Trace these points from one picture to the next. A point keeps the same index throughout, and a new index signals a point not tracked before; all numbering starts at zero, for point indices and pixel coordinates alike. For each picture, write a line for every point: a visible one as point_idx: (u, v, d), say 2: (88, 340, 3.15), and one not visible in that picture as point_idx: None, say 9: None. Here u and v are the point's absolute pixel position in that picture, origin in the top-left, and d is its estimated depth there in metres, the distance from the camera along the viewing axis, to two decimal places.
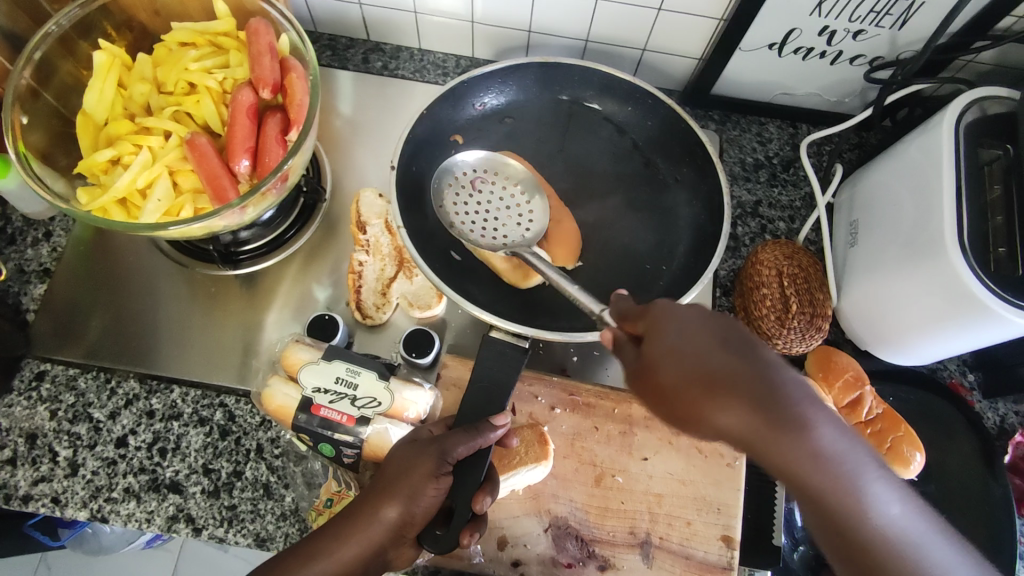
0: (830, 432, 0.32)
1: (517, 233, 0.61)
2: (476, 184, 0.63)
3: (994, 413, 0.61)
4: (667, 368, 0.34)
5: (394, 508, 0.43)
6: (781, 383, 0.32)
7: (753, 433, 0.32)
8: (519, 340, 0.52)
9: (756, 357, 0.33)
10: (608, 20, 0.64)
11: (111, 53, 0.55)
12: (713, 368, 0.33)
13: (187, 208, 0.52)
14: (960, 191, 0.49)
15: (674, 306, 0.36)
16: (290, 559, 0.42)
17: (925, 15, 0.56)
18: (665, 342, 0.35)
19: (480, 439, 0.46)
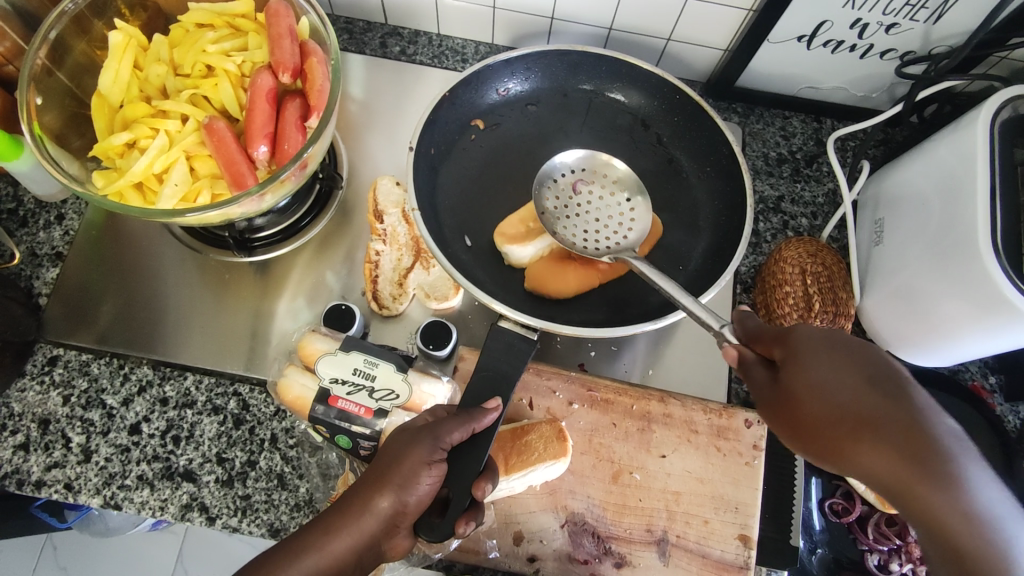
0: (978, 475, 0.31)
1: (616, 237, 0.58)
2: (577, 185, 0.60)
3: (1016, 417, 0.60)
4: (811, 401, 0.35)
5: (386, 497, 0.42)
6: (926, 427, 0.31)
7: (896, 477, 0.31)
8: (527, 332, 0.51)
9: (905, 396, 0.33)
10: (635, 9, 0.62)
11: (127, 34, 0.54)
12: (873, 410, 0.33)
13: (204, 193, 0.51)
14: (994, 191, 0.48)
15: (819, 339, 0.36)
16: (279, 555, 0.40)
17: (961, 9, 0.54)
18: (808, 375, 0.35)
19: (472, 424, 0.45)
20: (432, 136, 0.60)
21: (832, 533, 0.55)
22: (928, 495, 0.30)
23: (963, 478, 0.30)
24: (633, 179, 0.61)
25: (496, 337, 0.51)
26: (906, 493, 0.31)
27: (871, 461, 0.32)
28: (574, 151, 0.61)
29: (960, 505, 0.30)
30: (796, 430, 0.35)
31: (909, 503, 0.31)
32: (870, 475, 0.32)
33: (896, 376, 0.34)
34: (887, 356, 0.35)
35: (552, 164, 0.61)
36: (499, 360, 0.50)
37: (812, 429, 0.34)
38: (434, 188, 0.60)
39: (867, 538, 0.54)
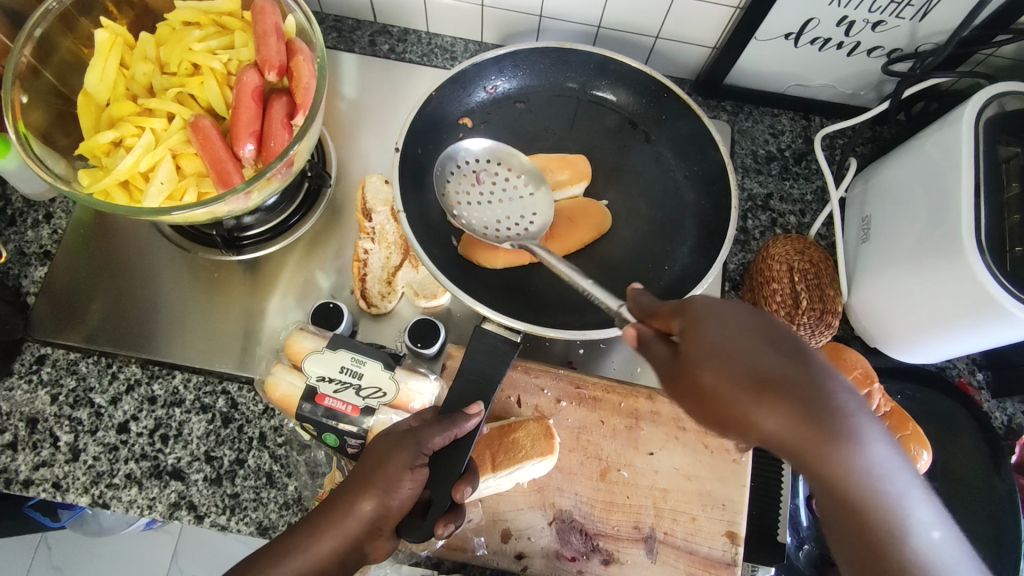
0: (874, 436, 0.30)
1: (523, 225, 0.59)
2: (479, 177, 0.60)
3: (1002, 413, 0.60)
4: (728, 368, 0.31)
5: (372, 500, 0.42)
6: (828, 394, 0.30)
7: (806, 442, 0.30)
8: (511, 334, 0.51)
9: (801, 363, 0.31)
10: (622, 7, 0.62)
11: (113, 32, 0.54)
12: (773, 373, 0.31)
13: (190, 192, 0.51)
14: (978, 188, 0.49)
15: (716, 306, 0.34)
16: (264, 557, 0.40)
17: (947, 7, 0.54)
18: (714, 341, 0.32)
19: (455, 429, 0.45)
20: (420, 134, 0.60)
21: (819, 529, 0.56)
22: (826, 458, 0.30)
23: (863, 441, 0.30)
24: (534, 168, 0.60)
25: (481, 335, 0.51)
26: (804, 452, 0.30)
27: (774, 422, 0.30)
28: (477, 140, 0.59)
29: (858, 464, 0.30)
30: (702, 397, 0.32)
31: (819, 468, 0.30)
32: (773, 438, 0.31)
33: (805, 344, 0.32)
34: (794, 325, 0.33)
35: (451, 154, 0.59)
36: (483, 358, 0.50)
37: (734, 392, 0.31)
38: (422, 186, 0.60)
39: None
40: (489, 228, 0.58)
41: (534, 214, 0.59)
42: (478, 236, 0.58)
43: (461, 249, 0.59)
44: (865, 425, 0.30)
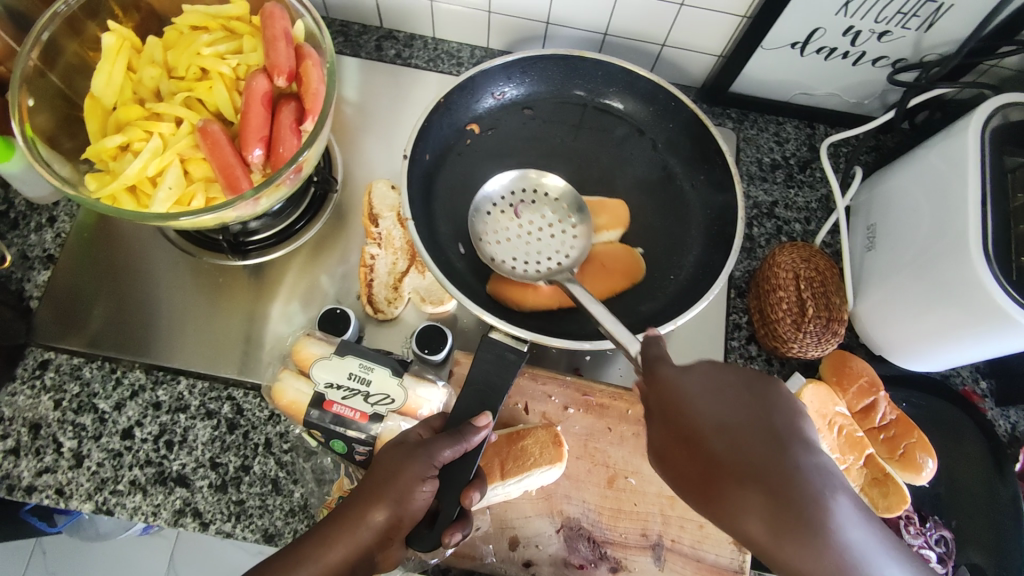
0: (843, 522, 0.31)
1: (558, 257, 0.60)
2: (517, 210, 0.62)
3: (1006, 421, 0.61)
4: (685, 443, 0.35)
5: (383, 511, 0.42)
6: (785, 482, 0.32)
7: (762, 535, 0.31)
8: (518, 344, 0.51)
9: (759, 445, 0.33)
10: (630, 14, 0.63)
11: (121, 36, 0.54)
12: (722, 457, 0.33)
13: (198, 197, 0.51)
14: (985, 198, 0.49)
15: (680, 378, 0.38)
16: (276, 564, 0.41)
17: (952, 18, 0.55)
18: (685, 411, 0.36)
19: (464, 442, 0.45)
20: (427, 140, 0.60)
21: None
22: (792, 552, 0.30)
23: (833, 526, 0.30)
24: (572, 197, 0.62)
25: (488, 342, 0.51)
26: (767, 549, 0.32)
27: (747, 521, 0.32)
28: (505, 174, 0.62)
29: (827, 563, 0.30)
30: (676, 479, 0.36)
31: (780, 557, 0.31)
32: (743, 531, 0.32)
33: (773, 418, 0.34)
34: (760, 382, 0.37)
35: (484, 192, 0.62)
36: (490, 368, 0.50)
37: (693, 469, 0.35)
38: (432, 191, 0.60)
39: None
40: (518, 262, 0.59)
41: (574, 241, 0.61)
42: (510, 273, 0.59)
43: (489, 286, 0.59)
44: (836, 507, 0.31)
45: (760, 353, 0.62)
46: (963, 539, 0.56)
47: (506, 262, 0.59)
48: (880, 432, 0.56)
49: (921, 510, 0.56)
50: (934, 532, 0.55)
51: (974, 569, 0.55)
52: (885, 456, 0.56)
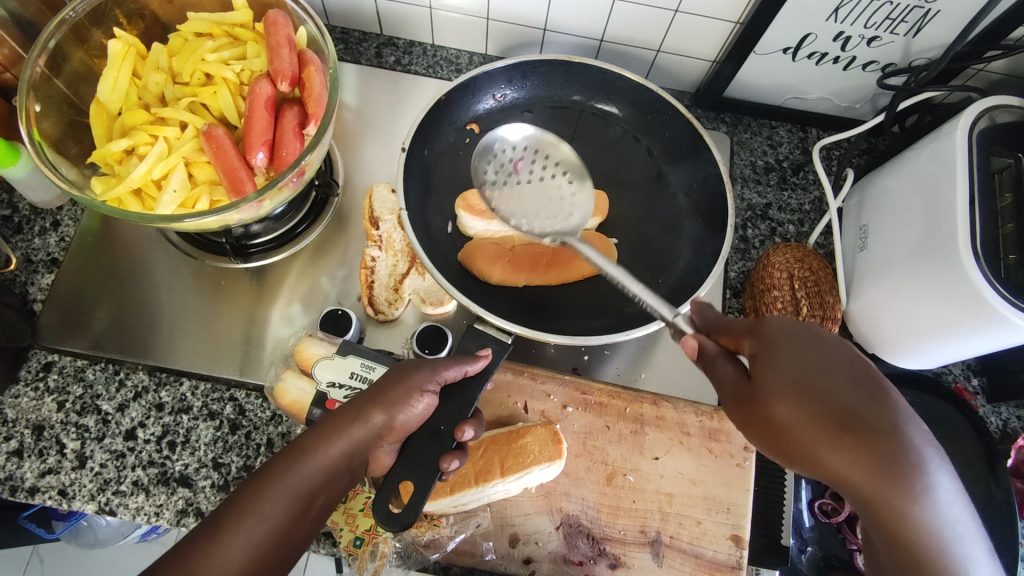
0: (943, 488, 0.32)
1: (559, 219, 0.60)
2: (520, 165, 0.62)
3: (998, 417, 0.62)
4: (798, 399, 0.34)
5: (380, 413, 0.43)
6: (905, 441, 0.32)
7: (874, 488, 0.32)
8: (501, 335, 0.52)
9: (881, 401, 0.33)
10: (626, 21, 0.64)
11: (126, 42, 0.55)
12: (849, 408, 0.33)
13: (202, 200, 0.51)
14: (973, 198, 0.50)
15: (791, 330, 0.37)
16: (278, 458, 0.40)
17: (940, 23, 0.56)
18: (792, 362, 0.36)
19: (465, 364, 0.48)
20: (425, 143, 0.61)
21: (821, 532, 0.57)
22: (892, 502, 0.31)
23: (935, 487, 0.32)
24: (577, 164, 0.62)
25: (473, 333, 0.52)
26: (872, 499, 0.32)
27: (854, 472, 0.32)
28: (521, 127, 0.63)
29: (927, 514, 0.31)
30: (775, 431, 0.35)
31: (883, 508, 0.32)
32: (849, 481, 0.32)
33: (878, 376, 0.35)
34: (859, 353, 0.36)
35: (491, 142, 0.63)
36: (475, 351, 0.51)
37: (806, 427, 0.34)
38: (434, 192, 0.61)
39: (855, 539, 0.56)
40: (514, 216, 0.60)
41: (573, 203, 0.61)
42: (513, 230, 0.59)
43: (461, 257, 0.59)
44: (936, 470, 0.32)
45: None
46: None
47: (507, 219, 0.60)
48: None
49: None
50: None
51: None
52: None
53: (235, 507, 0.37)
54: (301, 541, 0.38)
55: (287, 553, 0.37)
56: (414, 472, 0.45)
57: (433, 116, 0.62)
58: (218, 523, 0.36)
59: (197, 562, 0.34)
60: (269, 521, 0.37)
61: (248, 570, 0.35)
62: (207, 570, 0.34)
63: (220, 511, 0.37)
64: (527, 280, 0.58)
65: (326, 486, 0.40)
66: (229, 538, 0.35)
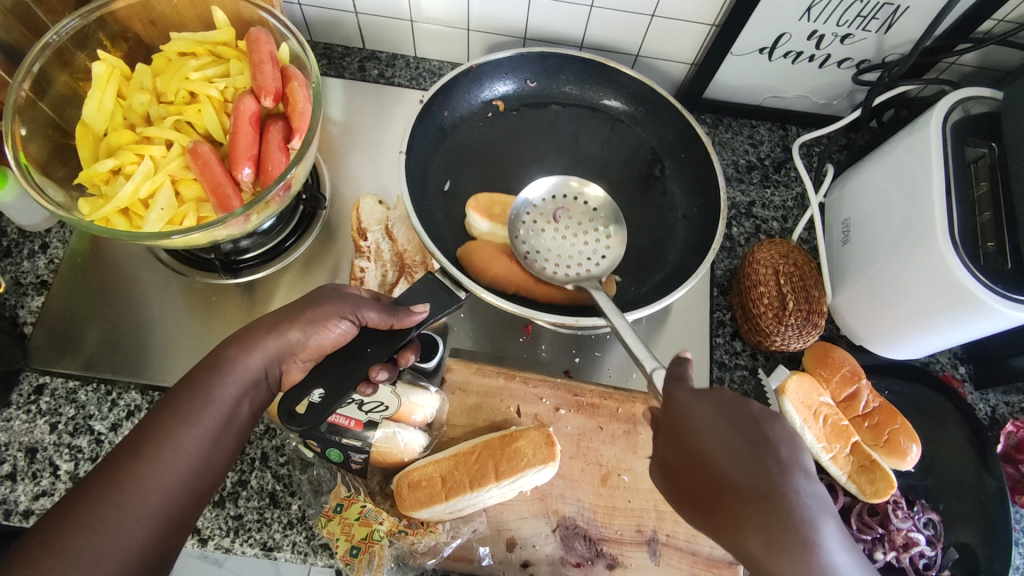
0: (830, 543, 0.34)
1: (588, 265, 0.59)
2: (556, 214, 0.62)
3: (986, 404, 0.63)
4: (698, 468, 0.38)
5: (295, 331, 0.45)
6: (782, 506, 0.35)
7: (758, 552, 0.34)
8: (457, 289, 0.53)
9: (762, 467, 0.37)
10: (604, 26, 0.65)
11: (110, 64, 0.55)
12: (733, 479, 0.37)
13: (190, 217, 0.52)
14: (949, 187, 0.51)
15: (695, 401, 0.41)
16: (200, 366, 0.43)
17: (910, 19, 0.57)
18: (691, 430, 0.40)
19: (392, 318, 0.47)
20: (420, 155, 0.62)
21: None
22: (773, 560, 0.34)
23: (823, 547, 0.34)
24: (611, 207, 0.62)
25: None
26: (756, 560, 0.35)
27: (745, 538, 0.35)
28: (546, 180, 0.62)
29: (809, 565, 0.33)
30: (687, 497, 0.39)
31: (772, 573, 0.34)
32: (742, 547, 0.35)
33: (769, 440, 0.38)
34: (762, 416, 0.40)
35: (523, 198, 0.62)
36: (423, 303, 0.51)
37: (706, 494, 0.38)
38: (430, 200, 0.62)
39: (851, 529, 0.56)
40: (547, 263, 0.59)
41: (608, 251, 0.61)
42: (540, 273, 0.58)
43: (461, 248, 0.59)
44: (824, 529, 0.35)
45: (745, 348, 0.63)
46: (951, 521, 0.57)
47: (534, 263, 0.59)
48: (865, 419, 0.58)
49: (908, 496, 0.58)
50: (922, 515, 0.56)
51: (963, 549, 0.56)
52: (871, 443, 0.57)
53: (161, 423, 0.40)
54: (233, 440, 0.43)
55: (218, 460, 0.42)
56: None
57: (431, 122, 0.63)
58: (145, 438, 0.39)
59: (127, 475, 0.38)
60: (195, 432, 0.40)
61: (179, 483, 0.39)
62: (140, 481, 0.38)
63: (148, 422, 0.40)
64: (517, 287, 0.58)
65: (250, 392, 0.44)
66: (157, 453, 0.39)
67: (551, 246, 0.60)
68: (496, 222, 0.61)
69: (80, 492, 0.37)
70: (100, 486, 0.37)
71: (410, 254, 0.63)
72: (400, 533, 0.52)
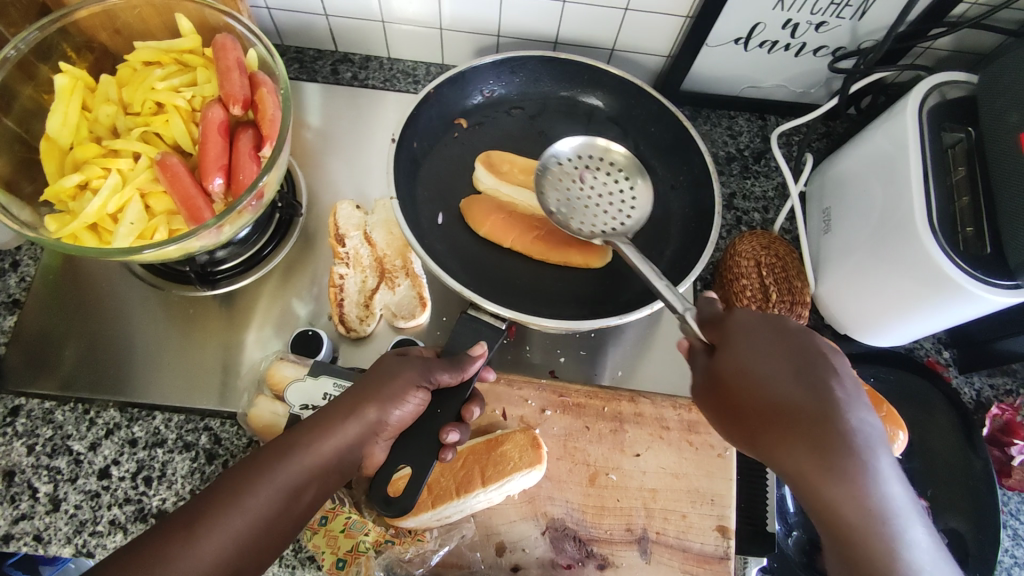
0: (882, 471, 0.34)
1: (615, 223, 0.59)
2: (582, 174, 0.61)
3: (971, 388, 0.63)
4: (746, 387, 0.39)
5: (373, 409, 0.44)
6: (834, 430, 0.35)
7: (807, 470, 0.35)
8: (497, 321, 0.53)
9: (822, 394, 0.37)
10: (578, 21, 0.64)
11: (73, 76, 0.54)
12: (799, 404, 0.37)
13: (161, 230, 0.51)
14: (926, 174, 0.51)
15: (752, 324, 0.41)
16: (267, 450, 0.41)
17: (883, 5, 0.57)
18: (739, 359, 0.40)
19: (462, 372, 0.48)
20: (413, 152, 0.62)
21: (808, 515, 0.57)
22: (822, 485, 0.34)
23: (875, 474, 0.34)
24: (635, 162, 0.62)
25: (466, 319, 0.52)
26: (807, 483, 0.35)
27: (794, 460, 0.35)
28: (575, 137, 0.62)
29: (854, 491, 0.34)
30: (728, 412, 0.40)
31: (819, 494, 0.34)
32: (791, 468, 0.36)
33: (828, 367, 0.38)
34: (814, 344, 0.40)
35: (553, 151, 0.62)
36: (465, 340, 0.52)
37: (754, 411, 0.38)
38: (411, 200, 0.60)
39: None
40: (574, 219, 0.59)
41: (633, 208, 0.61)
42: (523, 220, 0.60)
43: (461, 205, 0.62)
44: (876, 458, 0.35)
45: None
46: (939, 507, 0.57)
47: (562, 219, 0.59)
48: None
49: None
50: None
51: (953, 535, 0.56)
52: None
53: (218, 497, 0.38)
54: (289, 530, 0.40)
55: (265, 549, 0.38)
56: (412, 457, 0.46)
57: (418, 125, 0.62)
58: (201, 510, 0.37)
59: (173, 549, 0.35)
60: (247, 513, 0.38)
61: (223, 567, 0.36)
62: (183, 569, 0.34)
63: (203, 501, 0.38)
64: (513, 242, 0.59)
65: (318, 479, 0.41)
66: (208, 531, 0.36)
67: (576, 208, 0.60)
68: (500, 179, 0.61)
69: (112, 562, 0.34)
70: (139, 564, 0.34)
71: (390, 259, 0.62)
72: (387, 543, 0.51)
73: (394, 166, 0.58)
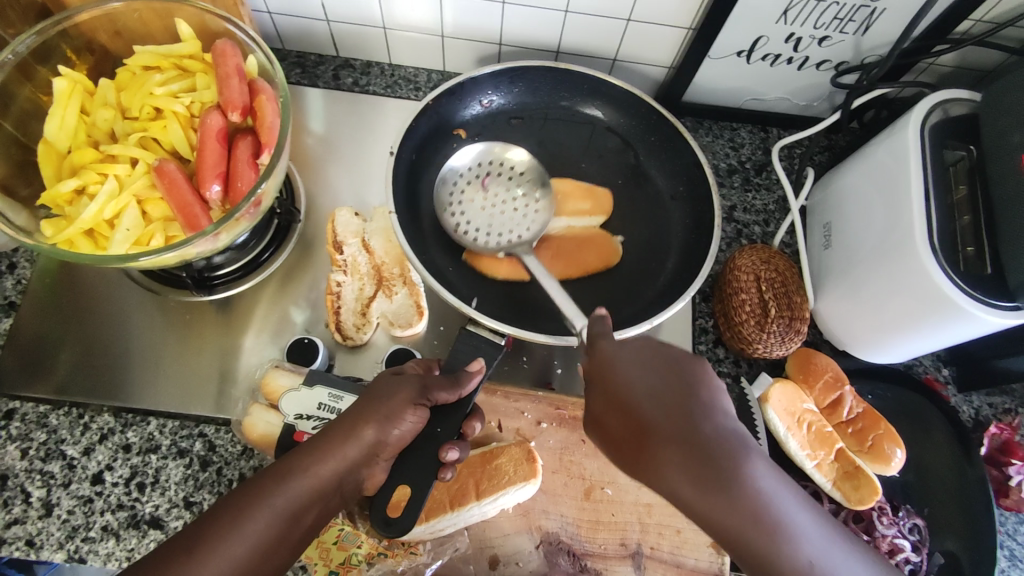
0: (753, 472, 0.37)
1: (516, 232, 0.61)
2: (482, 184, 0.63)
3: (969, 406, 0.62)
4: (623, 414, 0.40)
5: (372, 429, 0.43)
6: (704, 441, 0.37)
7: (688, 491, 0.36)
8: (496, 336, 0.52)
9: (683, 410, 0.39)
10: (580, 31, 0.64)
11: (72, 80, 0.54)
12: (656, 422, 0.38)
13: (157, 236, 0.50)
14: (927, 192, 0.50)
15: (618, 352, 0.42)
16: (266, 474, 0.40)
17: (887, 21, 0.57)
18: (619, 380, 0.41)
19: (461, 390, 0.48)
20: (413, 162, 0.62)
21: None
22: (731, 500, 0.36)
23: (748, 472, 0.36)
24: (538, 170, 0.64)
25: (465, 335, 0.52)
26: (683, 501, 0.37)
27: (668, 474, 0.37)
28: (470, 149, 0.64)
29: (718, 503, 0.36)
30: (613, 444, 0.40)
31: (702, 510, 0.36)
32: (671, 488, 0.37)
33: (691, 384, 0.40)
34: (682, 362, 0.42)
35: (451, 165, 0.63)
36: (464, 356, 0.51)
37: (631, 436, 0.39)
38: (410, 210, 0.60)
39: None
40: (475, 236, 0.61)
41: (537, 214, 0.62)
42: (473, 245, 0.60)
43: (466, 254, 0.61)
44: (748, 460, 0.37)
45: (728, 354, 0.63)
46: (936, 527, 0.57)
47: (467, 237, 0.60)
48: (848, 426, 0.57)
49: (893, 501, 0.57)
50: (908, 520, 0.56)
51: (948, 556, 0.56)
52: (856, 449, 0.57)
53: (221, 520, 0.37)
54: (290, 550, 0.39)
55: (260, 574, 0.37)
56: (409, 471, 0.46)
57: (418, 135, 0.62)
58: (200, 533, 0.37)
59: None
60: (246, 538, 0.37)
61: None
62: None
63: (200, 525, 0.37)
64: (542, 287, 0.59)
65: (317, 504, 0.40)
66: (207, 553, 0.36)
67: (482, 218, 0.62)
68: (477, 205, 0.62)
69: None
70: None
71: (388, 267, 0.62)
72: (380, 556, 0.51)
73: (393, 177, 0.58)
